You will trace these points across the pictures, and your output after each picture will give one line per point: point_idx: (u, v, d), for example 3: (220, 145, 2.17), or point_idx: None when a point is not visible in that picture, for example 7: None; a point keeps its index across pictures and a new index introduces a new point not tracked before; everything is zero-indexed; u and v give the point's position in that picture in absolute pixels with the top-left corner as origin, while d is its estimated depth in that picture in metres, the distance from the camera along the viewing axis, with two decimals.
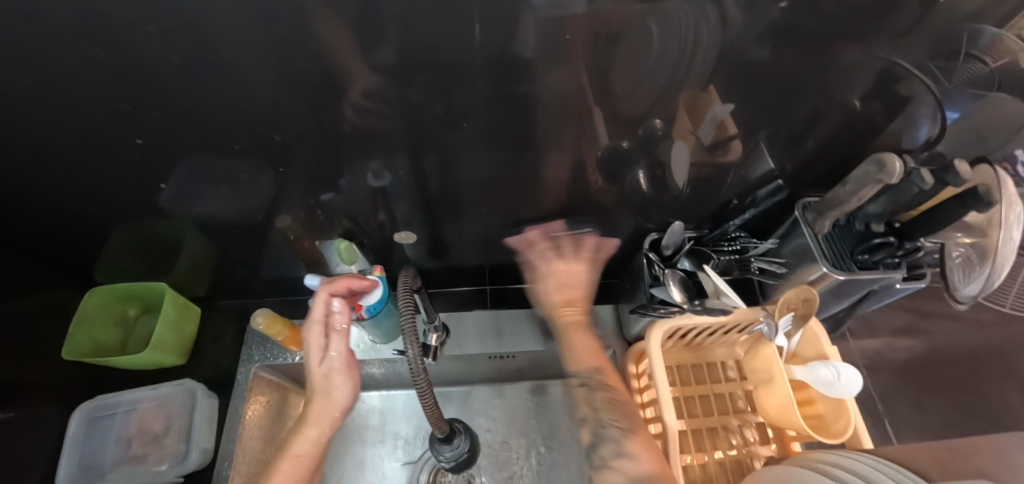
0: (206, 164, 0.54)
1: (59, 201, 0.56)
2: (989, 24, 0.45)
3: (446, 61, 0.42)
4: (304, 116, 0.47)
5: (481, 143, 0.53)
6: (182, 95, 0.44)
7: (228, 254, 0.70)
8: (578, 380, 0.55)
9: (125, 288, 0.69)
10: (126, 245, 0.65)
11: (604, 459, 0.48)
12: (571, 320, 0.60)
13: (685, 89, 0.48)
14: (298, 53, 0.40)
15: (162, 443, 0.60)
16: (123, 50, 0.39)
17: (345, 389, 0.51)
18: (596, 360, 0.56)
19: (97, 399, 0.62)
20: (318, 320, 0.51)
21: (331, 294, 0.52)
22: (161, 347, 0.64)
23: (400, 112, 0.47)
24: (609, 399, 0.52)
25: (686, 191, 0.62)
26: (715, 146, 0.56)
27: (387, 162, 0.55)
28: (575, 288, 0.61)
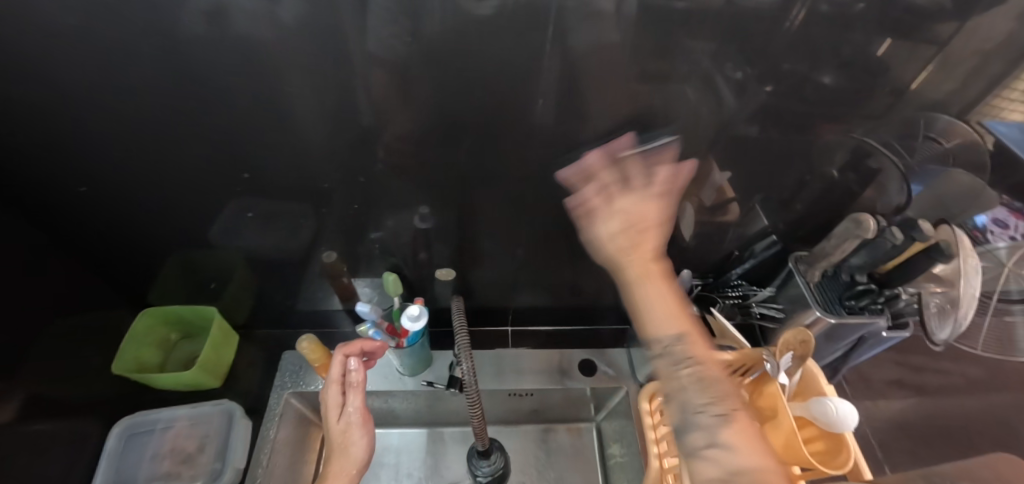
0: (278, 201, 0.62)
1: (141, 224, 0.63)
2: (943, 113, 0.55)
3: (500, 122, 0.51)
4: (373, 163, 0.56)
5: (519, 194, 0.61)
6: (278, 139, 0.53)
7: (273, 285, 0.76)
8: (657, 346, 0.38)
9: (172, 311, 0.73)
10: (184, 270, 0.71)
11: (695, 447, 0.34)
12: (640, 268, 0.41)
13: (697, 158, 0.58)
14: (383, 112, 0.50)
15: (196, 461, 0.63)
16: (243, 101, 0.49)
17: (361, 443, 0.52)
18: (682, 325, 0.38)
19: (136, 415, 0.65)
20: (336, 380, 0.56)
21: (347, 355, 0.58)
22: (205, 367, 0.68)
23: (455, 162, 0.56)
24: (698, 380, 0.36)
25: (692, 244, 0.70)
26: (716, 207, 0.65)
27: (434, 206, 0.63)
28: (636, 224, 0.42)
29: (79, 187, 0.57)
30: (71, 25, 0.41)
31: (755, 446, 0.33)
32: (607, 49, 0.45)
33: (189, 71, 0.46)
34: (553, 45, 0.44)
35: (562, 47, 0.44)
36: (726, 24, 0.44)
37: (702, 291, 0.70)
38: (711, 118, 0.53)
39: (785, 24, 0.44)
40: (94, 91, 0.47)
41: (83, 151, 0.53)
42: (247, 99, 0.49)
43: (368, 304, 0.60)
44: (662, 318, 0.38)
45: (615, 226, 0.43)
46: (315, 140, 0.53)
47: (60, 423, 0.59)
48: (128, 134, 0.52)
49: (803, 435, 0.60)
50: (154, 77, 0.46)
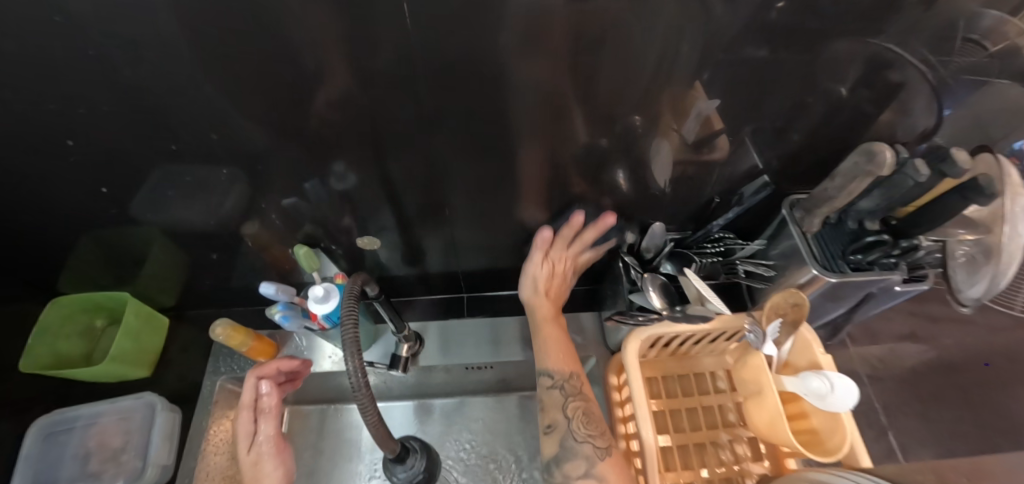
0: (156, 172, 0.51)
1: (7, 208, 0.53)
2: (995, 8, 0.40)
3: (391, 51, 0.38)
4: (247, 118, 0.44)
5: (446, 144, 0.49)
6: (115, 94, 0.41)
7: (198, 263, 0.67)
8: (550, 381, 0.56)
9: (88, 298, 0.66)
10: (89, 253, 0.62)
11: (568, 476, 0.49)
12: (548, 312, 0.62)
13: (668, 87, 0.45)
14: (231, 49, 0.37)
15: (119, 460, 0.58)
16: (38, 45, 0.36)
17: (274, 475, 0.53)
18: (572, 366, 0.56)
19: (54, 413, 0.60)
20: (248, 405, 0.56)
21: (259, 377, 0.58)
22: (122, 360, 0.61)
23: (351, 111, 0.44)
24: (585, 415, 0.53)
25: (668, 190, 0.59)
26: (699, 142, 0.52)
27: (349, 164, 0.52)
28: (557, 276, 0.63)
29: None
30: None
31: (618, 463, 0.49)
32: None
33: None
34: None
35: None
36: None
37: (677, 249, 0.56)
38: (694, 24, 0.38)
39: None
40: None
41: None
42: (64, 43, 0.36)
43: (274, 284, 0.51)
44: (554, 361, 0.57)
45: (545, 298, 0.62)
46: (176, 91, 0.41)
47: None
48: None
49: (791, 411, 0.52)
50: None
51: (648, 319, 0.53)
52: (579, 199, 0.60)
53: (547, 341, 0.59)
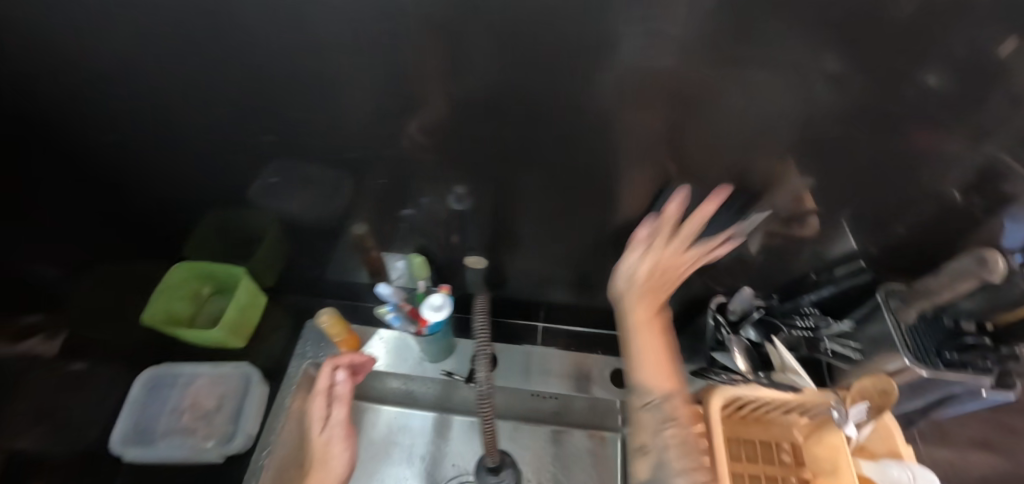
0: (297, 168, 0.59)
1: (162, 177, 0.62)
2: None
3: (532, 102, 0.44)
4: (390, 137, 0.51)
5: (558, 185, 0.54)
6: (288, 102, 0.49)
7: (303, 251, 0.74)
8: (641, 401, 0.49)
9: (204, 266, 0.73)
10: (216, 226, 0.70)
11: None
12: (643, 318, 0.53)
13: (766, 163, 0.48)
14: (396, 79, 0.44)
15: (211, 421, 0.63)
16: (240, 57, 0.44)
17: (341, 458, 0.53)
18: (670, 384, 0.49)
19: (162, 367, 0.66)
20: (322, 390, 0.57)
21: (335, 366, 0.59)
22: (230, 326, 0.67)
23: (484, 144, 0.50)
24: (683, 445, 0.46)
25: (759, 259, 0.61)
26: (792, 218, 0.55)
27: (468, 188, 0.57)
28: (663, 275, 0.55)
29: (103, 131, 0.55)
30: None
31: None
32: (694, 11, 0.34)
33: (195, 14, 0.41)
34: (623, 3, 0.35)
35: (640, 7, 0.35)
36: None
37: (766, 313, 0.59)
38: (818, 115, 0.41)
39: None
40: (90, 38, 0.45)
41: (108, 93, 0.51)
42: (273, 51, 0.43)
43: (389, 285, 0.55)
44: (652, 363, 0.50)
45: (638, 293, 0.55)
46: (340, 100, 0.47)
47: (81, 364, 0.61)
48: (152, 83, 0.48)
49: None
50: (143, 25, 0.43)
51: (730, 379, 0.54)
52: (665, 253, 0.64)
53: (645, 353, 0.51)
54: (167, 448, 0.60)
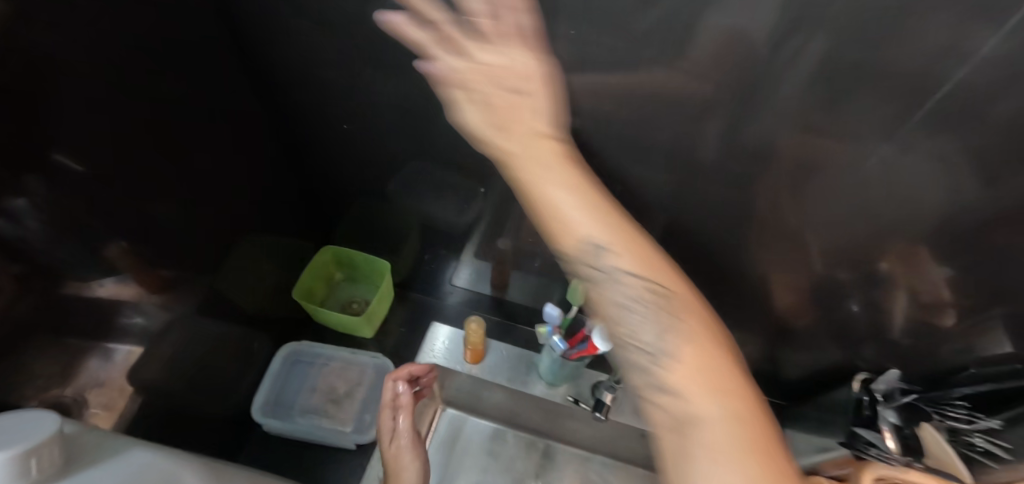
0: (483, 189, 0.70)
1: (369, 165, 0.73)
2: None
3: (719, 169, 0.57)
4: (594, 173, 0.63)
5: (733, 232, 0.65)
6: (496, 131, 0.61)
7: (441, 245, 0.83)
8: (576, 260, 0.46)
9: (347, 254, 0.87)
10: (391, 215, 0.80)
11: (652, 392, 0.40)
12: (549, 155, 0.51)
13: (908, 246, 0.56)
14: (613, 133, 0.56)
15: (342, 403, 0.78)
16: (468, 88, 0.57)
17: (412, 467, 0.58)
18: (609, 235, 0.45)
19: (302, 346, 0.82)
20: (387, 403, 0.62)
21: (395, 379, 0.63)
22: (369, 317, 0.83)
23: (674, 190, 0.62)
24: (648, 312, 0.42)
25: (902, 339, 0.66)
26: (929, 306, 0.61)
27: (642, 225, 0.68)
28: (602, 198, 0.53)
29: (347, 121, 0.67)
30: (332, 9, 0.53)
31: (706, 371, 0.39)
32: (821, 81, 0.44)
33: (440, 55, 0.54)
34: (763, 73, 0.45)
35: (771, 78, 0.46)
36: (978, 71, 0.40)
37: (915, 401, 0.63)
38: (970, 198, 0.48)
39: (1006, 86, 0.39)
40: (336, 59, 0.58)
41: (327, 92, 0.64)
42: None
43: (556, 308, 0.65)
44: (578, 211, 0.47)
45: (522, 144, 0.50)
46: None
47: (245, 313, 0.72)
48: (353, 90, 0.62)
49: None
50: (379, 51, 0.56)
51: (884, 455, 0.57)
52: (790, 315, 0.73)
53: (549, 183, 0.49)
54: (306, 420, 0.76)
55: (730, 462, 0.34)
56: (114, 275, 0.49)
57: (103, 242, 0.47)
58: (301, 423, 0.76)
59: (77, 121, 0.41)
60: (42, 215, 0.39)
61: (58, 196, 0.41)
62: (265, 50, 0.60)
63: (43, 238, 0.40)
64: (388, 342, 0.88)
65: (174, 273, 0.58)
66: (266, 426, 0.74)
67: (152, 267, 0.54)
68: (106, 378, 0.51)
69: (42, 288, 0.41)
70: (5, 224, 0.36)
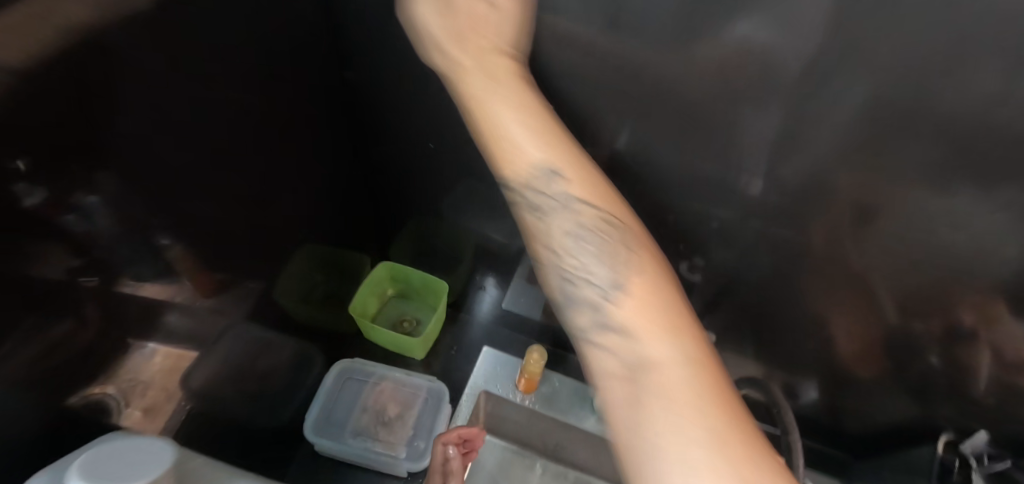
0: None
1: (440, 185, 0.72)
2: None
3: (803, 215, 0.56)
4: (672, 209, 0.62)
5: (809, 281, 0.63)
6: None
7: (496, 270, 0.82)
8: (527, 184, 0.48)
9: (404, 271, 0.86)
10: (451, 237, 0.80)
11: (603, 342, 0.40)
12: (484, 75, 0.49)
13: (1000, 304, 0.53)
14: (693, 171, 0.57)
15: (391, 428, 0.77)
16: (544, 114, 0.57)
17: None
18: (544, 150, 0.48)
19: (355, 362, 0.81)
20: (437, 469, 0.61)
21: (444, 444, 0.62)
22: (424, 340, 0.82)
23: (754, 233, 0.61)
24: (579, 233, 0.45)
25: (988, 400, 0.62)
26: (1017, 366, 0.58)
27: (710, 263, 0.67)
28: (466, 23, 0.48)
29: (432, 140, 0.66)
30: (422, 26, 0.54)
31: (650, 312, 0.40)
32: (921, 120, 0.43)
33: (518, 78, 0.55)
34: (864, 111, 0.44)
35: (867, 124, 0.45)
36: None
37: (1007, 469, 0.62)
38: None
39: None
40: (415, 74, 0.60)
41: (408, 109, 0.64)
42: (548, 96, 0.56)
43: None
44: (528, 144, 0.47)
45: (472, 55, 0.48)
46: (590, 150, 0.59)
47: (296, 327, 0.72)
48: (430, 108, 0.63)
49: None
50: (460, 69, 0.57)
51: None
52: (859, 369, 0.70)
53: (506, 122, 0.48)
54: (354, 443, 0.75)
55: (654, 388, 0.36)
56: (168, 275, 0.48)
57: (165, 239, 0.47)
58: (349, 446, 0.75)
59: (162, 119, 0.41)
60: (116, 210, 0.40)
61: (131, 192, 0.41)
62: (359, 60, 0.62)
63: (111, 230, 0.40)
64: (434, 363, 0.86)
65: (229, 277, 0.57)
66: (318, 445, 0.74)
67: (207, 269, 0.54)
68: (148, 376, 0.50)
69: (101, 282, 0.41)
70: (78, 217, 0.36)
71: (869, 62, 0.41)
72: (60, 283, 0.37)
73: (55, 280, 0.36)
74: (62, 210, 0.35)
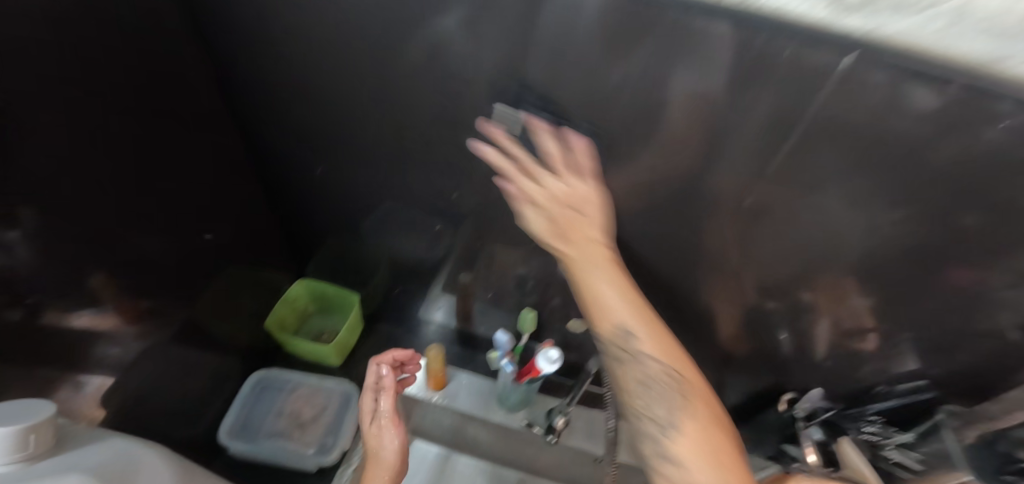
0: (441, 224, 0.77)
1: (342, 204, 0.80)
2: None
3: (644, 211, 0.64)
4: (540, 214, 0.69)
5: (668, 267, 0.71)
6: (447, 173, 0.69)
7: (409, 280, 0.89)
8: (629, 354, 0.60)
9: (319, 286, 0.93)
10: (359, 252, 0.87)
11: (653, 456, 0.56)
12: (600, 267, 0.63)
13: (820, 278, 0.63)
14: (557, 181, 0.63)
15: (305, 429, 0.83)
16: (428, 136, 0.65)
17: (393, 443, 0.61)
18: (620, 311, 0.61)
19: (269, 372, 0.87)
20: (370, 385, 0.66)
21: (377, 363, 0.67)
22: (336, 346, 0.88)
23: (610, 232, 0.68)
24: (647, 386, 0.58)
25: (827, 363, 0.73)
26: (852, 332, 0.67)
27: None
28: (561, 216, 0.63)
29: (320, 166, 0.75)
30: (311, 65, 0.61)
31: (698, 437, 0.55)
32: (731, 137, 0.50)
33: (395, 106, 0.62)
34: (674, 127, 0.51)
35: (681, 127, 0.51)
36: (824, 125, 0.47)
37: (834, 417, 0.75)
38: (856, 241, 0.56)
39: (922, 135, 0.43)
40: (315, 107, 0.66)
41: (307, 139, 0.71)
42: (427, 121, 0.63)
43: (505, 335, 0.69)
44: (624, 313, 0.61)
45: (576, 248, 0.63)
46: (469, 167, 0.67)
47: (209, 347, 0.76)
48: (329, 135, 0.70)
49: None
50: (349, 98, 0.63)
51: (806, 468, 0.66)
52: (729, 343, 0.79)
53: (611, 302, 0.62)
54: (268, 445, 0.80)
55: None
56: (92, 304, 0.54)
57: (89, 270, 0.53)
58: (263, 447, 0.80)
59: (71, 164, 0.48)
60: (35, 246, 0.45)
61: (47, 230, 0.46)
62: (247, 96, 0.68)
63: (28, 267, 0.45)
64: (356, 371, 0.93)
65: (152, 302, 0.63)
66: (232, 448, 0.78)
67: (131, 296, 0.60)
68: (73, 406, 0.55)
69: (26, 310, 0.46)
70: (3, 254, 0.42)
71: (661, 94, 0.48)
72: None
73: None
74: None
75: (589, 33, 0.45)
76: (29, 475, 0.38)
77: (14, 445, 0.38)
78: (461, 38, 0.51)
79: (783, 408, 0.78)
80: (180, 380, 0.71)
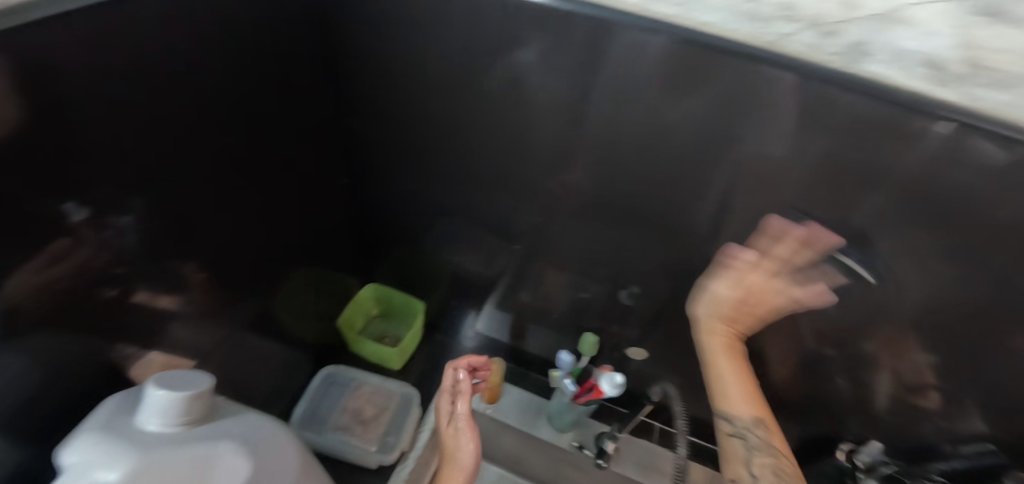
0: (506, 248, 0.82)
1: (416, 218, 0.85)
2: None
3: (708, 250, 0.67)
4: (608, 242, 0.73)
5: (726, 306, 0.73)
6: (519, 197, 0.73)
7: (467, 294, 0.93)
8: (732, 426, 0.60)
9: (386, 291, 0.98)
10: (422, 263, 0.92)
11: None
12: (722, 345, 0.64)
13: (882, 330, 0.63)
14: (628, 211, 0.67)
15: (364, 427, 0.85)
16: (507, 166, 0.70)
17: (468, 448, 0.64)
18: (754, 410, 0.61)
19: (335, 368, 0.91)
20: (447, 388, 0.69)
21: (455, 368, 0.71)
22: (400, 351, 0.93)
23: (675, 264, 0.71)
24: (775, 474, 0.56)
25: (889, 416, 0.71)
26: (915, 387, 0.66)
27: (643, 291, 0.76)
28: (750, 295, 0.62)
29: (412, 184, 0.80)
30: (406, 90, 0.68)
31: None
32: (802, 175, 0.53)
33: (474, 133, 0.68)
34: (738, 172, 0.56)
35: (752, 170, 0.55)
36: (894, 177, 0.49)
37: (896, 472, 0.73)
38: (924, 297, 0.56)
39: (979, 187, 0.45)
40: (405, 127, 0.73)
41: (401, 158, 0.77)
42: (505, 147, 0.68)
43: (569, 355, 0.75)
44: (744, 403, 0.61)
45: (718, 342, 0.65)
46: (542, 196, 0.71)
47: (281, 341, 0.81)
48: (418, 154, 0.76)
49: None
50: (438, 123, 0.70)
51: None
52: (783, 388, 0.79)
53: (728, 375, 0.63)
54: (330, 438, 0.83)
55: None
56: (178, 288, 0.59)
57: (181, 258, 0.57)
58: (325, 439, 0.82)
59: (187, 164, 0.52)
60: (140, 233, 0.50)
61: (156, 219, 0.51)
62: (356, 115, 0.75)
63: (137, 250, 0.50)
64: (408, 377, 0.96)
65: (225, 295, 0.67)
66: (299, 439, 0.82)
67: (209, 286, 0.64)
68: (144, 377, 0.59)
69: (128, 290, 0.51)
70: (112, 234, 0.46)
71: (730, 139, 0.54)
72: (90, 288, 0.46)
73: (89, 284, 0.46)
74: (96, 229, 0.44)
75: (660, 84, 0.53)
76: (175, 439, 0.45)
77: (181, 409, 0.46)
78: (543, 78, 0.58)
79: (840, 458, 0.77)
80: (252, 369, 0.76)
